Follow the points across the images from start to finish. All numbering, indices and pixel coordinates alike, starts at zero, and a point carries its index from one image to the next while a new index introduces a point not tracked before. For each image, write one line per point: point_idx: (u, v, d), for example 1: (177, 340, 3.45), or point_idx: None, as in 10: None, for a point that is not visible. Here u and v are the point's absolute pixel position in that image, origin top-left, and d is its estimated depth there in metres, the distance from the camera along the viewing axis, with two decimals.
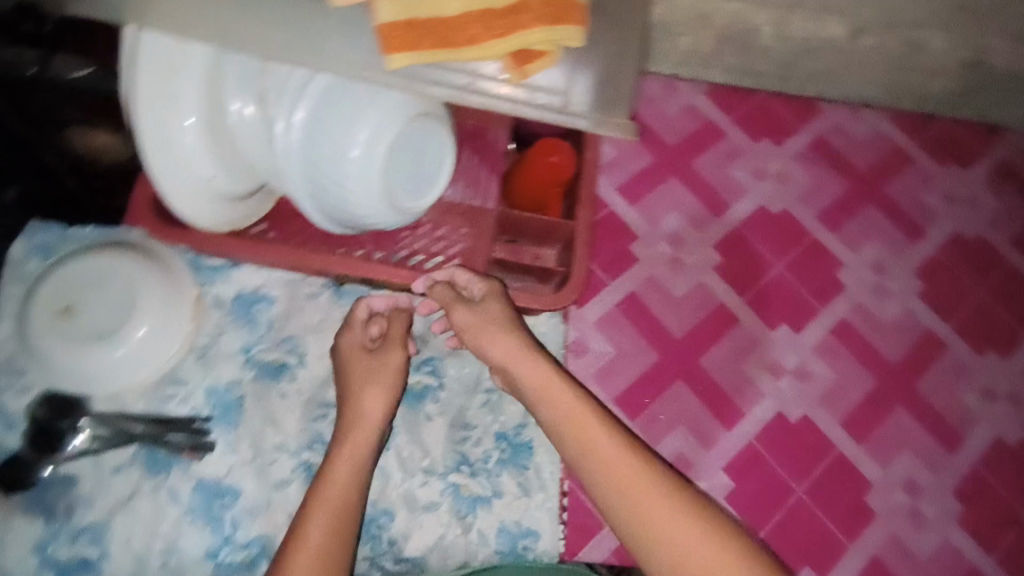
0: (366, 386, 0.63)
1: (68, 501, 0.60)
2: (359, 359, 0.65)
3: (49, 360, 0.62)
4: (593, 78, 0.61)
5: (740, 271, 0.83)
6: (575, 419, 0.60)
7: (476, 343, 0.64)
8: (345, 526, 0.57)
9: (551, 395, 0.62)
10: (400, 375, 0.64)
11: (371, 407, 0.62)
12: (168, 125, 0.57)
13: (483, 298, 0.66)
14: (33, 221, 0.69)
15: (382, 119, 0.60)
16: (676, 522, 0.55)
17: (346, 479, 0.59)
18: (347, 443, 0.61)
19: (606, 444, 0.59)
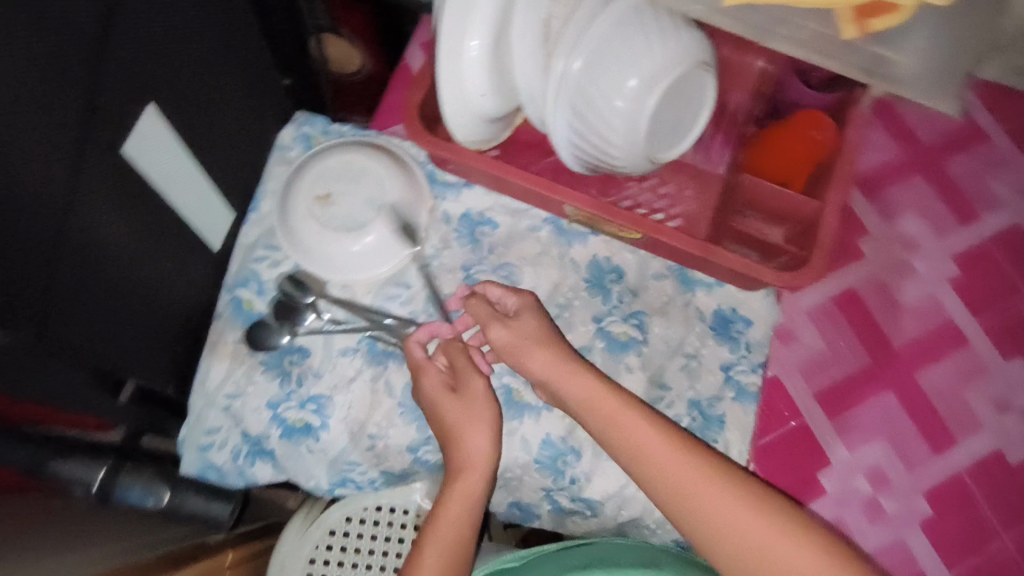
0: (466, 429, 0.59)
1: (300, 369, 0.66)
2: (449, 398, 0.60)
3: (301, 239, 0.68)
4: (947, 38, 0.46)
5: (978, 291, 0.75)
6: (641, 435, 0.56)
7: (524, 362, 0.59)
8: (459, 541, 0.56)
9: (619, 438, 0.56)
10: (489, 403, 0.60)
11: (479, 386, 0.60)
12: (459, 39, 0.59)
13: (518, 314, 0.62)
14: (299, 113, 0.74)
15: (662, 61, 0.59)
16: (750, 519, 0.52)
17: (463, 492, 0.57)
18: (459, 472, 0.58)
19: (661, 449, 0.55)
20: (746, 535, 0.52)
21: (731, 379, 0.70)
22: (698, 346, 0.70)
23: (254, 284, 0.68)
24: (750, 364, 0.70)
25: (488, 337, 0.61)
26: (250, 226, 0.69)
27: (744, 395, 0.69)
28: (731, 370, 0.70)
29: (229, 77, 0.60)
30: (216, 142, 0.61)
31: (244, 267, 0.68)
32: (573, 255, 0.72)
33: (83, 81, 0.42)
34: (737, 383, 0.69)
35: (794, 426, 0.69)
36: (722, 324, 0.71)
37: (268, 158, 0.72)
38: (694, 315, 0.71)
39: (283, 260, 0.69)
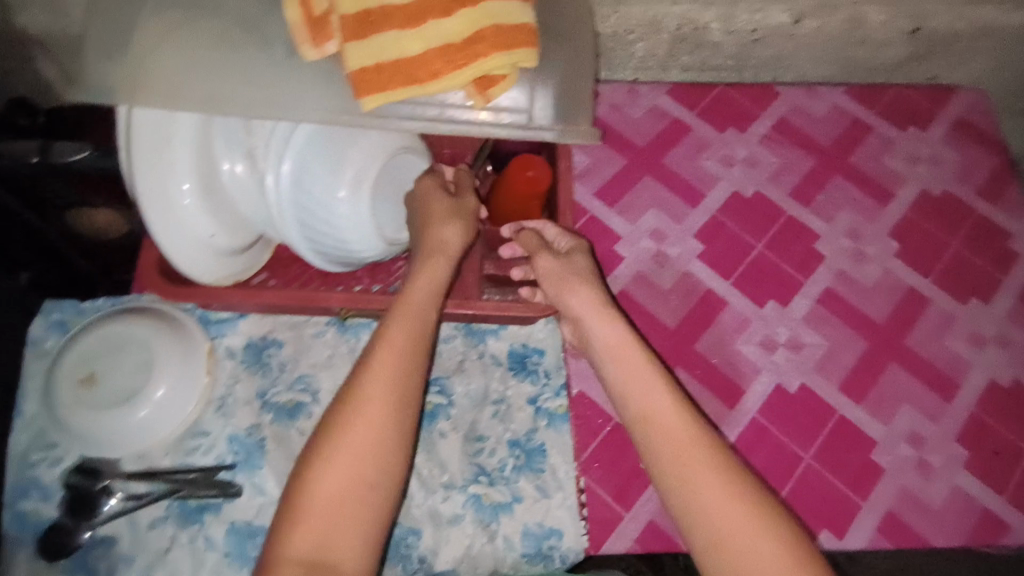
0: (445, 222, 0.65)
1: (111, 559, 0.64)
2: (441, 202, 0.66)
3: (77, 429, 0.66)
4: (554, 93, 0.60)
5: (721, 256, 0.86)
6: (639, 377, 0.64)
7: (440, 228, 0.65)
8: (390, 460, 0.55)
9: (633, 370, 0.64)
10: (470, 218, 0.68)
11: (448, 233, 0.65)
12: (165, 192, 0.60)
13: (567, 251, 0.73)
14: (47, 302, 0.72)
15: (362, 159, 0.65)
16: (727, 498, 0.56)
17: (409, 349, 0.59)
18: (403, 305, 0.61)
19: (667, 414, 0.61)
20: (702, 493, 0.56)
21: (540, 409, 0.74)
22: (503, 389, 0.75)
23: (37, 491, 0.65)
24: (553, 390, 0.75)
25: (537, 265, 0.72)
26: (17, 433, 0.66)
27: (555, 419, 0.73)
28: (539, 401, 0.74)
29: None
30: None
31: (21, 478, 0.65)
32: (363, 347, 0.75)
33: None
34: (546, 411, 0.74)
35: (609, 429, 0.74)
36: (518, 361, 0.76)
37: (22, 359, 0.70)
38: (490, 363, 0.76)
39: (64, 455, 0.66)
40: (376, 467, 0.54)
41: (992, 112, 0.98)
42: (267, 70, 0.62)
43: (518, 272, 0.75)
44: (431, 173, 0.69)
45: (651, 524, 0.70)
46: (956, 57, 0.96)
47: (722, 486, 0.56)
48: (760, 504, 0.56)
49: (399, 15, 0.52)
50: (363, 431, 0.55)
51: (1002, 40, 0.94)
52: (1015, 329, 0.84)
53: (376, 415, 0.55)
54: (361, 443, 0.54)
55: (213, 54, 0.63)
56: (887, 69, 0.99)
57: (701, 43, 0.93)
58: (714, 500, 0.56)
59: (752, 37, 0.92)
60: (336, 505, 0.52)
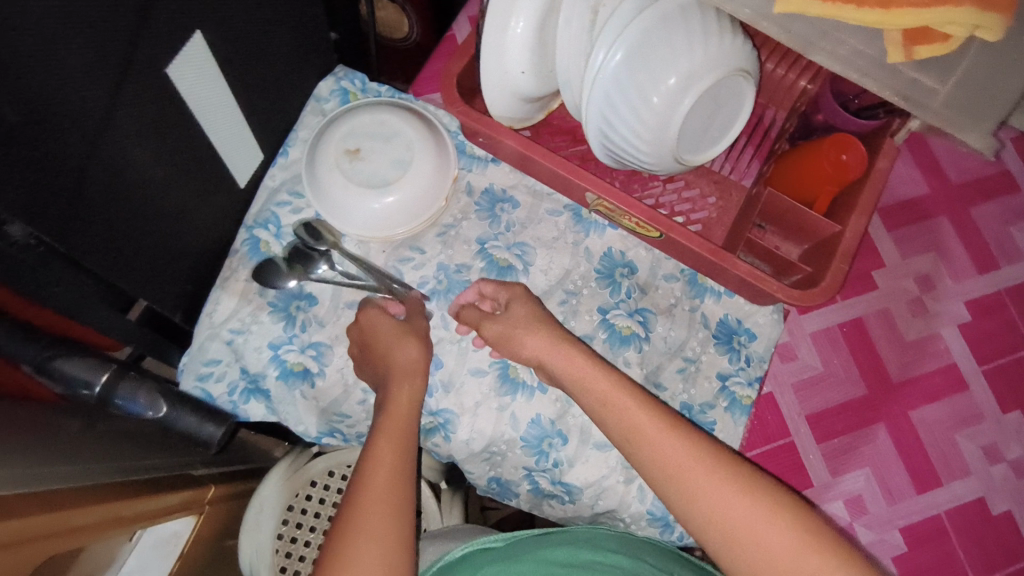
0: (399, 343, 0.60)
1: (306, 316, 0.68)
2: (388, 323, 0.62)
3: (324, 190, 0.69)
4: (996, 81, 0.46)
5: (987, 338, 0.75)
6: (641, 425, 0.54)
7: (395, 361, 0.60)
8: (396, 516, 0.49)
9: (591, 381, 0.58)
10: (427, 338, 0.63)
11: (407, 355, 0.60)
12: (506, 15, 0.59)
13: (508, 303, 0.64)
14: (341, 68, 0.75)
15: (701, 64, 0.59)
16: (745, 512, 0.48)
17: (394, 438, 0.54)
18: (396, 384, 0.59)
19: (758, 520, 0.48)
20: (731, 522, 0.48)
21: (726, 389, 0.70)
22: (698, 351, 0.71)
23: (273, 226, 0.69)
24: (747, 378, 0.70)
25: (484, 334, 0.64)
26: (277, 169, 0.71)
27: (736, 406, 0.69)
28: (728, 380, 0.70)
29: (274, 14, 0.60)
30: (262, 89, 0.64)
31: (265, 209, 0.70)
32: (587, 245, 0.72)
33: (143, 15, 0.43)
34: (731, 394, 0.70)
35: (782, 444, 0.70)
36: (726, 333, 0.71)
37: (303, 107, 0.73)
38: (699, 321, 0.71)
39: (305, 208, 0.71)
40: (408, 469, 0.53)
41: None
42: None
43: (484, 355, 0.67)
44: (370, 303, 0.64)
45: None
46: None
47: (747, 503, 0.48)
48: (786, 505, 0.48)
49: None
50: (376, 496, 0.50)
51: None
52: None
53: (390, 459, 0.52)
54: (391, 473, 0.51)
55: None
56: None
57: None
58: None
59: None
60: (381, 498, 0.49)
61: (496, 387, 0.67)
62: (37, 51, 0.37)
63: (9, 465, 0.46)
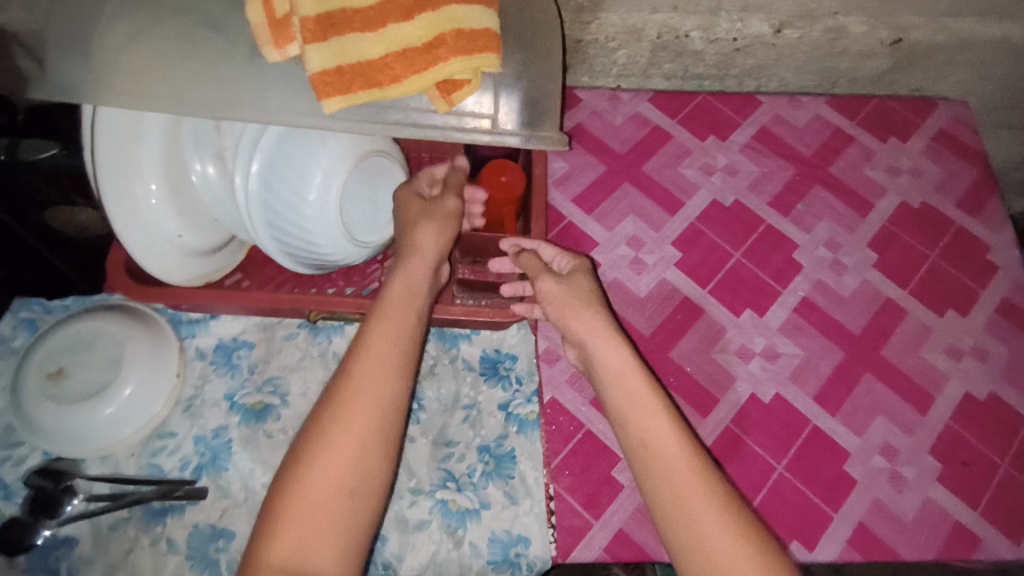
0: (421, 222, 0.66)
1: (70, 562, 0.63)
2: (419, 204, 0.68)
3: (42, 423, 0.65)
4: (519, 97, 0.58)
5: (698, 264, 0.86)
6: (631, 390, 0.63)
7: (415, 229, 0.66)
8: (382, 423, 0.56)
9: (597, 343, 0.67)
10: (455, 220, 0.67)
11: (427, 236, 0.65)
12: (130, 190, 0.61)
13: (571, 272, 0.73)
14: (21, 300, 0.73)
15: (330, 162, 0.64)
16: (689, 472, 0.58)
17: (392, 333, 0.60)
18: (382, 317, 0.60)
19: (666, 438, 0.61)
20: (674, 475, 0.58)
21: (511, 415, 0.73)
22: (473, 394, 0.74)
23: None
24: (524, 396, 0.75)
25: (538, 287, 0.70)
26: None
27: (525, 425, 0.73)
28: (510, 407, 0.74)
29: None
30: None
31: None
32: (335, 349, 0.74)
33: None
34: (517, 417, 0.73)
35: (580, 437, 0.72)
36: (491, 365, 0.76)
37: None
38: (462, 368, 0.75)
39: (29, 454, 0.66)
40: (356, 476, 0.54)
41: (973, 124, 0.98)
42: (232, 71, 0.61)
43: (509, 287, 0.74)
44: (407, 181, 0.70)
45: (621, 532, 0.69)
46: (937, 70, 0.96)
47: (689, 464, 0.59)
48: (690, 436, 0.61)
49: (359, 19, 0.50)
50: (364, 372, 0.57)
51: (987, 53, 0.93)
52: (992, 342, 0.83)
53: (389, 337, 0.59)
54: (339, 465, 0.53)
55: (174, 52, 0.61)
56: (870, 80, 0.98)
57: (683, 52, 0.92)
58: (709, 525, 0.56)
59: (734, 46, 0.91)
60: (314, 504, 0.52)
61: None
62: None
63: None
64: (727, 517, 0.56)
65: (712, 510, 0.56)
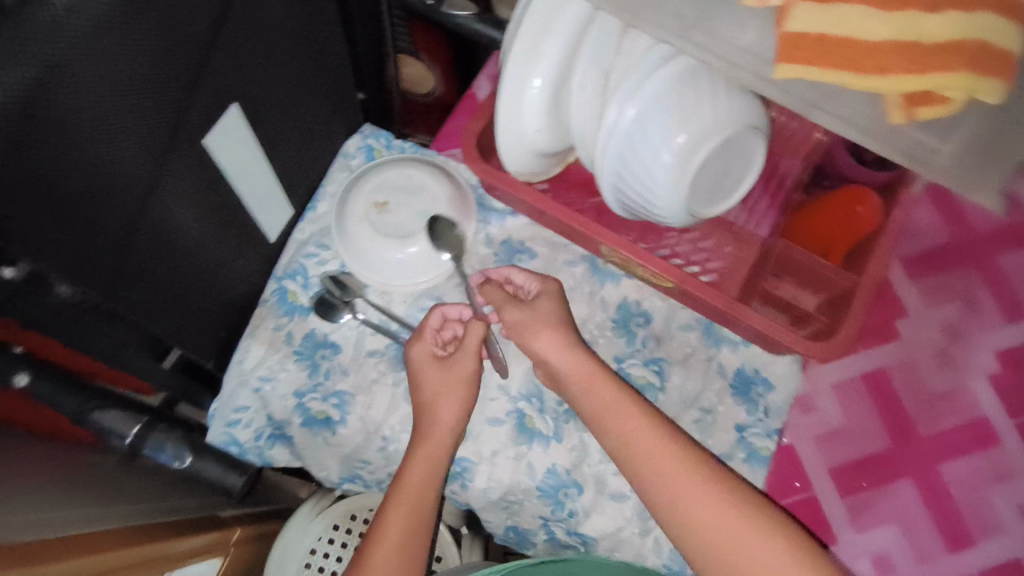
0: (439, 399, 0.63)
1: (329, 365, 0.70)
2: (432, 365, 0.65)
3: (352, 240, 0.72)
4: (978, 139, 0.47)
5: (1020, 391, 0.73)
6: (655, 456, 0.58)
7: (433, 411, 0.63)
8: (423, 499, 0.61)
9: (623, 420, 0.60)
10: (557, 317, 0.64)
11: (449, 413, 0.63)
12: (523, 76, 0.62)
13: (536, 296, 0.67)
14: (369, 127, 0.79)
15: (713, 123, 0.60)
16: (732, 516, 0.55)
17: (430, 457, 0.62)
18: (426, 438, 0.63)
19: (716, 515, 0.55)
20: (717, 534, 0.55)
21: (743, 440, 0.71)
22: (715, 402, 0.72)
23: (301, 277, 0.72)
24: (765, 429, 0.71)
25: (503, 317, 0.66)
26: (306, 223, 0.75)
27: (754, 457, 0.70)
28: (745, 432, 0.71)
29: (302, 77, 0.64)
30: (291, 154, 0.68)
31: (295, 260, 0.73)
32: (603, 295, 0.74)
33: (181, 96, 0.47)
34: (749, 445, 0.71)
35: (800, 498, 0.69)
36: (743, 384, 0.73)
37: (331, 164, 0.78)
38: (715, 371, 0.73)
39: (330, 260, 0.73)
40: (417, 529, 0.60)
41: None
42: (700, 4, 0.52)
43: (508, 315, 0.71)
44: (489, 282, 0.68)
45: None
46: None
47: (727, 514, 0.55)
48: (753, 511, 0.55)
49: None
50: (409, 481, 0.61)
51: None
52: None
53: (431, 455, 0.62)
54: (397, 538, 0.59)
55: None
56: None
57: None
58: None
59: None
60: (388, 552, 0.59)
61: (513, 437, 0.68)
62: (92, 134, 0.41)
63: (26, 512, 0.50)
64: (793, 562, 0.53)
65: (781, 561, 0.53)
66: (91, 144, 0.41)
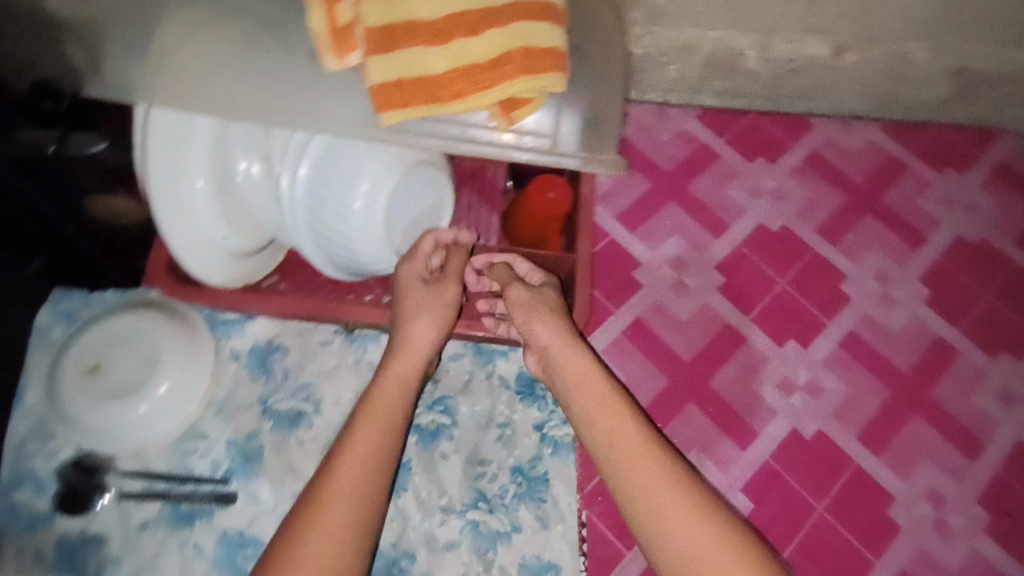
0: (422, 310, 0.65)
1: (99, 559, 0.63)
2: (420, 288, 0.66)
3: (76, 417, 0.65)
4: (579, 117, 0.56)
5: (743, 290, 0.84)
6: (645, 470, 0.58)
7: (410, 324, 0.65)
8: (392, 423, 0.60)
9: (601, 405, 0.62)
10: (554, 303, 0.68)
11: (423, 326, 0.65)
12: (175, 192, 0.59)
13: (542, 285, 0.70)
14: (55, 291, 0.72)
15: (380, 172, 0.63)
16: (720, 542, 0.54)
17: (403, 369, 0.63)
18: (402, 351, 0.64)
19: (684, 513, 0.55)
20: (677, 528, 0.55)
21: (546, 437, 0.71)
22: (509, 414, 0.72)
23: (31, 483, 0.64)
24: (561, 418, 0.72)
25: (508, 295, 0.67)
26: (18, 421, 0.66)
27: (560, 448, 0.71)
28: (545, 428, 0.72)
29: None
30: None
31: (17, 468, 0.64)
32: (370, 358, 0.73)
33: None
34: (552, 439, 0.71)
35: None
36: (527, 384, 0.74)
37: (29, 347, 0.70)
38: (498, 385, 0.74)
39: (60, 449, 0.65)
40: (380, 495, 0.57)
41: None
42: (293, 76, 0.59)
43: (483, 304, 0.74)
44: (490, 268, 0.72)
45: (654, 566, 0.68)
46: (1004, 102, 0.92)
47: (689, 512, 0.55)
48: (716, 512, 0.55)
49: (424, 31, 0.47)
50: (382, 399, 0.61)
51: None
52: None
53: (409, 352, 0.64)
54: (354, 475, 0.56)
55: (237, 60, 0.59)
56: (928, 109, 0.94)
57: (736, 70, 0.87)
58: None
59: (790, 66, 0.86)
60: (347, 499, 0.55)
61: None
62: None
63: None
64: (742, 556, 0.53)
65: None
66: None
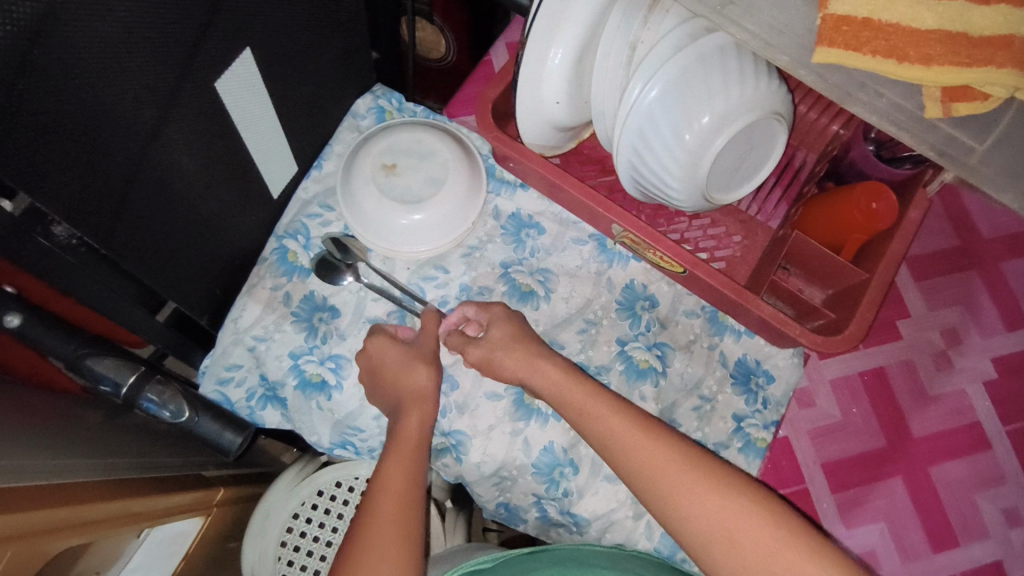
0: (399, 378, 0.62)
1: (328, 328, 0.69)
2: (393, 353, 0.63)
3: (358, 201, 0.69)
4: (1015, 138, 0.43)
5: (1016, 399, 0.72)
6: (659, 461, 0.54)
7: (405, 386, 0.61)
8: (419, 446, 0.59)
9: (590, 411, 0.58)
10: (525, 335, 0.64)
11: (418, 381, 0.62)
12: (547, 43, 0.59)
13: (490, 326, 0.65)
14: (379, 86, 0.77)
15: (740, 103, 0.58)
16: (748, 515, 0.50)
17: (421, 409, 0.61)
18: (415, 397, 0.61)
19: (714, 498, 0.51)
20: (721, 517, 0.51)
21: (740, 430, 0.71)
22: (715, 390, 0.72)
23: (302, 237, 0.71)
24: (763, 421, 0.71)
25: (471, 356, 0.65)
26: (311, 182, 0.73)
27: (750, 448, 0.70)
28: (743, 422, 0.71)
29: (310, 41, 0.61)
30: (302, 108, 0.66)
31: (297, 220, 0.71)
32: (610, 276, 0.74)
33: (195, 33, 0.44)
34: (745, 436, 0.70)
35: (794, 490, 0.69)
36: (744, 374, 0.73)
37: (340, 123, 0.75)
38: (716, 360, 0.73)
39: (335, 221, 0.72)
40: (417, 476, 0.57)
41: None
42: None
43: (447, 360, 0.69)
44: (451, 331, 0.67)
45: None
46: None
47: (720, 498, 0.51)
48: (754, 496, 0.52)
49: None
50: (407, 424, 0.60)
51: None
52: None
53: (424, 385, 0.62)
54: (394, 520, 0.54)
55: None
56: None
57: None
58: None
59: None
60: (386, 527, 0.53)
61: (511, 412, 0.68)
62: (101, 65, 0.38)
63: (35, 459, 0.49)
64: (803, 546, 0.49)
65: (809, 568, 0.48)
66: (95, 79, 0.39)
